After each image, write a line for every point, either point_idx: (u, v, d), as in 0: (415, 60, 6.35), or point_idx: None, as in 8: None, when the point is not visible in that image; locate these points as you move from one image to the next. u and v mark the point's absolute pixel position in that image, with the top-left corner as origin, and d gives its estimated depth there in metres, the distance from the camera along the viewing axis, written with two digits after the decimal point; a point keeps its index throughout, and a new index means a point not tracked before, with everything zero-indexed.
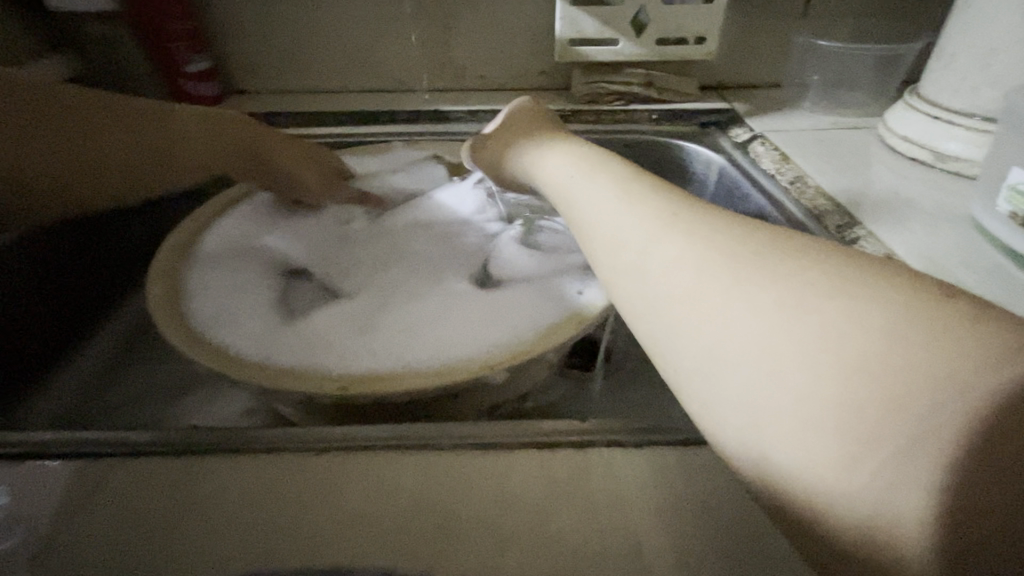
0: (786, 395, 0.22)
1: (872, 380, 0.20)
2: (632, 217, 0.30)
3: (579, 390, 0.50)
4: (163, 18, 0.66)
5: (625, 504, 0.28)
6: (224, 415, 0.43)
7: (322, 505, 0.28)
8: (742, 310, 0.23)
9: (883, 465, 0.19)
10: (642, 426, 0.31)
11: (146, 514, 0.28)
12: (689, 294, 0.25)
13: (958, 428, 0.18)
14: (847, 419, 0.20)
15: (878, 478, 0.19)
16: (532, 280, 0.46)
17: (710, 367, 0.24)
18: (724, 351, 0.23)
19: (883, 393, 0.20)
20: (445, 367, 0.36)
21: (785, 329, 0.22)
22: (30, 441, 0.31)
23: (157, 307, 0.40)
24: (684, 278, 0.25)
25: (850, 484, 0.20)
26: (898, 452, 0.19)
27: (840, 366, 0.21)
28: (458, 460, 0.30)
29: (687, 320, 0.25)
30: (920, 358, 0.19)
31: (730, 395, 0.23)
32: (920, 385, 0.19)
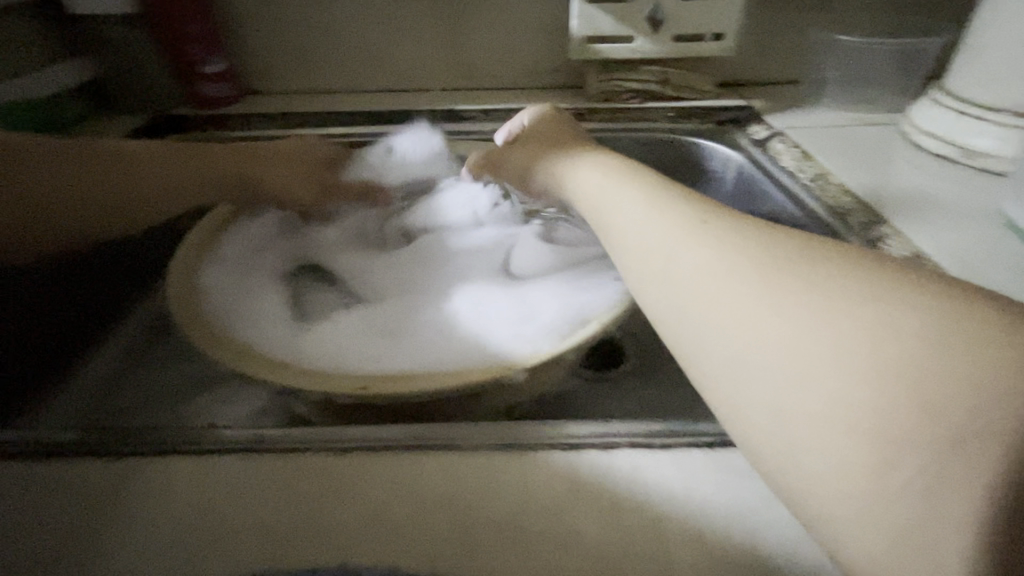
0: (810, 408, 0.21)
1: (899, 394, 0.19)
2: (654, 223, 0.29)
3: (595, 391, 0.49)
4: (179, 20, 0.67)
5: (649, 506, 0.27)
6: (240, 414, 0.43)
7: (344, 505, 0.28)
8: (765, 319, 0.23)
9: (911, 483, 0.19)
10: (664, 427, 0.30)
11: (167, 514, 0.28)
12: (710, 303, 0.25)
13: (990, 447, 0.18)
14: (873, 434, 0.20)
15: (907, 498, 0.19)
16: (551, 282, 0.45)
17: (732, 378, 0.23)
18: (745, 363, 0.23)
19: (911, 407, 0.19)
20: (464, 368, 0.36)
21: (808, 339, 0.22)
22: (53, 439, 0.31)
23: (177, 305, 0.40)
24: (704, 286, 0.25)
25: (878, 503, 0.19)
26: (928, 470, 0.18)
27: (866, 378, 0.20)
28: (480, 462, 0.29)
29: (708, 329, 0.24)
30: (957, 368, 0.19)
31: (753, 407, 0.23)
32: (950, 400, 0.19)
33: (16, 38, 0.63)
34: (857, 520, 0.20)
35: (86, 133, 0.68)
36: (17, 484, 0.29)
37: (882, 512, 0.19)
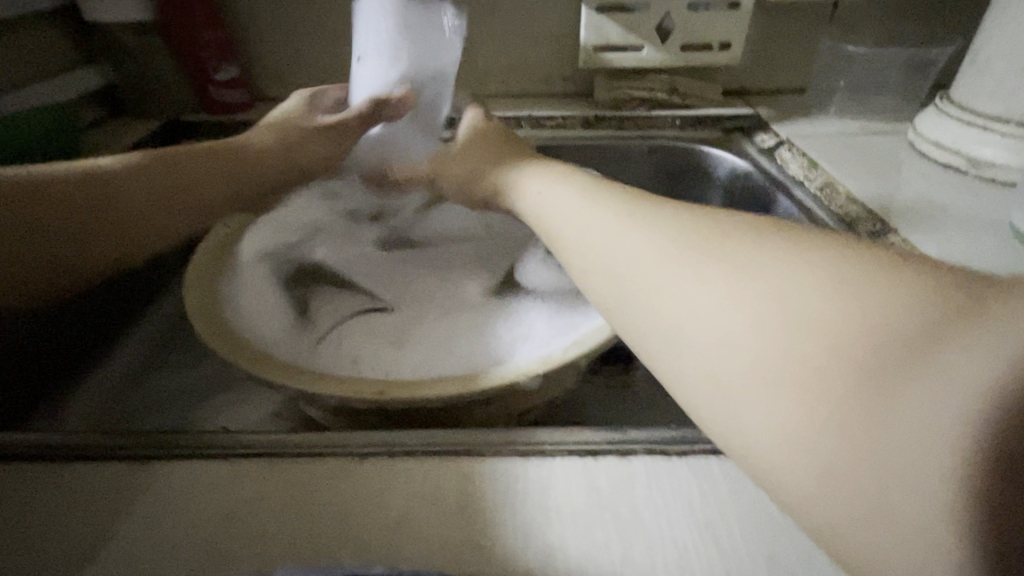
0: (755, 389, 0.21)
1: (830, 364, 0.20)
2: (602, 220, 0.30)
3: (605, 399, 0.50)
4: (195, 28, 0.69)
5: (683, 514, 0.26)
6: (253, 417, 0.44)
7: (363, 509, 0.27)
8: (704, 304, 0.23)
9: (853, 454, 0.18)
10: (681, 434, 0.29)
11: (190, 515, 0.28)
12: (656, 293, 0.25)
13: (926, 406, 0.17)
14: (814, 408, 0.20)
15: (853, 468, 0.18)
16: (562, 289, 0.45)
17: (684, 365, 0.24)
18: (691, 349, 0.23)
19: (844, 376, 0.19)
20: (477, 374, 0.36)
21: (745, 320, 0.22)
22: (78, 441, 0.31)
23: (192, 307, 0.40)
24: (649, 278, 0.26)
25: (829, 478, 0.19)
26: (869, 438, 0.18)
27: (798, 352, 0.20)
28: (498, 465, 0.28)
29: (657, 319, 0.25)
30: (860, 307, 0.20)
31: (707, 393, 0.23)
32: (881, 363, 0.18)
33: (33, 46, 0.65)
34: (814, 499, 0.19)
35: (100, 138, 0.69)
36: (44, 483, 0.30)
37: (835, 488, 0.19)
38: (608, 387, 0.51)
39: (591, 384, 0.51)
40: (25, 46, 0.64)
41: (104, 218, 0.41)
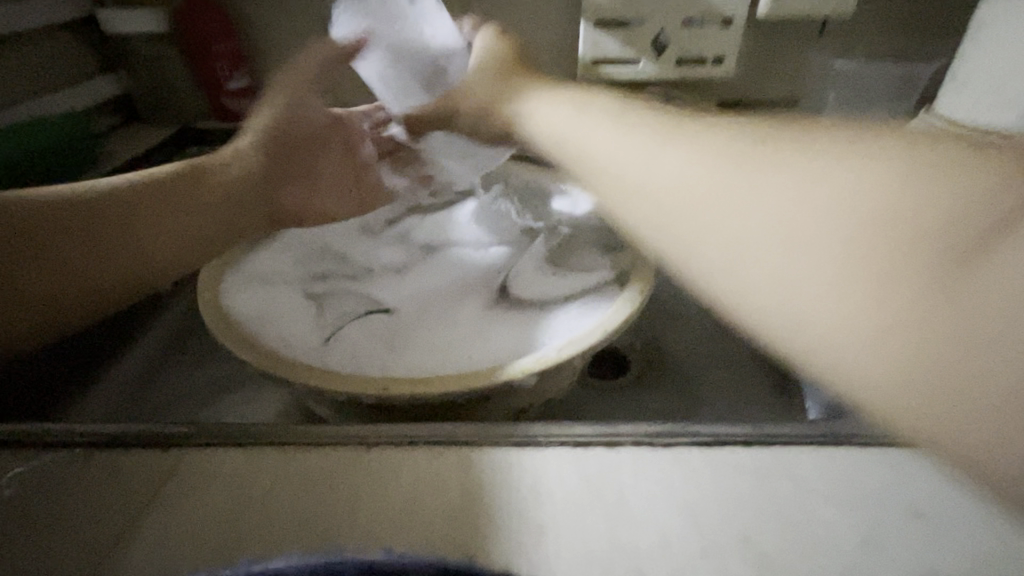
0: (815, 287, 0.20)
1: (893, 253, 0.19)
2: (624, 142, 0.28)
3: (599, 398, 0.52)
4: (208, 39, 0.71)
5: (667, 501, 0.28)
6: (262, 413, 0.46)
7: (371, 494, 0.29)
8: (748, 213, 0.22)
9: (928, 342, 0.18)
10: (665, 428, 0.31)
11: (204, 502, 0.29)
12: (696, 198, 0.24)
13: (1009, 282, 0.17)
14: (884, 302, 0.19)
15: (928, 355, 0.18)
16: (557, 293, 0.48)
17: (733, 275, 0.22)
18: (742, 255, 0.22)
19: (913, 258, 0.18)
20: (476, 372, 0.39)
21: (798, 220, 0.21)
22: (96, 430, 0.32)
23: (209, 312, 0.43)
24: (685, 192, 0.24)
25: (899, 370, 0.18)
26: (941, 316, 0.18)
27: (859, 243, 0.19)
28: (498, 455, 0.30)
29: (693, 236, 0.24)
30: (940, 199, 0.19)
31: (760, 295, 0.21)
32: (944, 248, 0.18)
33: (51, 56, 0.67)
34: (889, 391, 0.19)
35: (113, 144, 0.72)
36: (61, 470, 0.31)
37: (912, 379, 0.18)
38: (601, 389, 0.53)
39: (586, 385, 0.53)
40: (43, 55, 0.67)
41: (101, 246, 0.41)
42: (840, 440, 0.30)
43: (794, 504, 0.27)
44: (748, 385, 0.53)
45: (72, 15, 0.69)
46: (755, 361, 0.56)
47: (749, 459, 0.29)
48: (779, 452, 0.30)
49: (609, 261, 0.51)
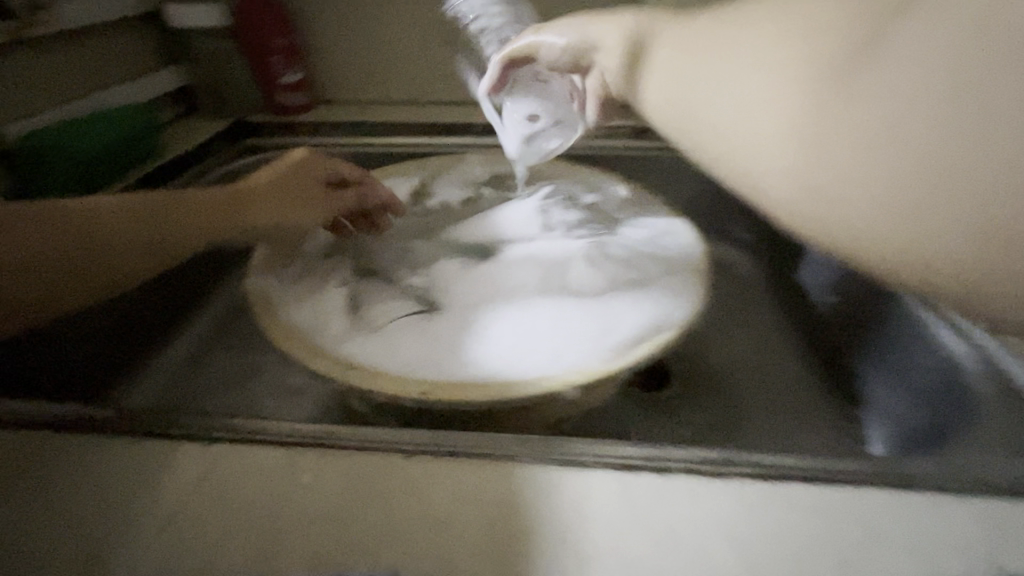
0: (930, 228, 0.19)
1: (933, 103, 0.18)
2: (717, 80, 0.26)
3: (643, 409, 0.50)
4: (266, 35, 0.73)
5: (718, 539, 0.26)
6: (303, 407, 0.46)
7: (407, 506, 0.28)
8: (813, 120, 0.21)
9: (933, 183, 0.19)
10: (721, 455, 0.29)
11: (247, 502, 0.29)
12: (784, 111, 0.22)
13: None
14: (934, 152, 0.18)
15: (955, 210, 0.18)
16: (603, 295, 0.45)
17: (789, 178, 0.23)
18: (796, 157, 0.22)
19: (945, 93, 0.18)
20: (516, 381, 0.37)
21: (882, 130, 0.19)
22: (146, 421, 0.33)
23: (257, 307, 0.43)
24: (758, 117, 0.24)
25: (939, 213, 0.19)
26: (966, 174, 0.18)
27: (934, 74, 0.18)
28: (539, 475, 0.29)
29: (757, 149, 0.24)
30: (881, 158, 0.19)
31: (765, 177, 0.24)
32: (969, 92, 0.17)
33: (118, 50, 0.70)
34: (938, 237, 0.19)
35: (173, 135, 0.74)
36: (112, 459, 0.31)
37: (950, 217, 0.19)
38: (644, 401, 0.51)
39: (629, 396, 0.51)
40: (113, 49, 0.70)
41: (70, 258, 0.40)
42: (910, 483, 0.28)
43: (858, 556, 0.25)
44: (804, 408, 0.50)
45: (141, 10, 0.71)
46: (811, 382, 0.52)
47: (813, 495, 0.27)
48: (844, 493, 0.27)
49: (658, 265, 0.47)
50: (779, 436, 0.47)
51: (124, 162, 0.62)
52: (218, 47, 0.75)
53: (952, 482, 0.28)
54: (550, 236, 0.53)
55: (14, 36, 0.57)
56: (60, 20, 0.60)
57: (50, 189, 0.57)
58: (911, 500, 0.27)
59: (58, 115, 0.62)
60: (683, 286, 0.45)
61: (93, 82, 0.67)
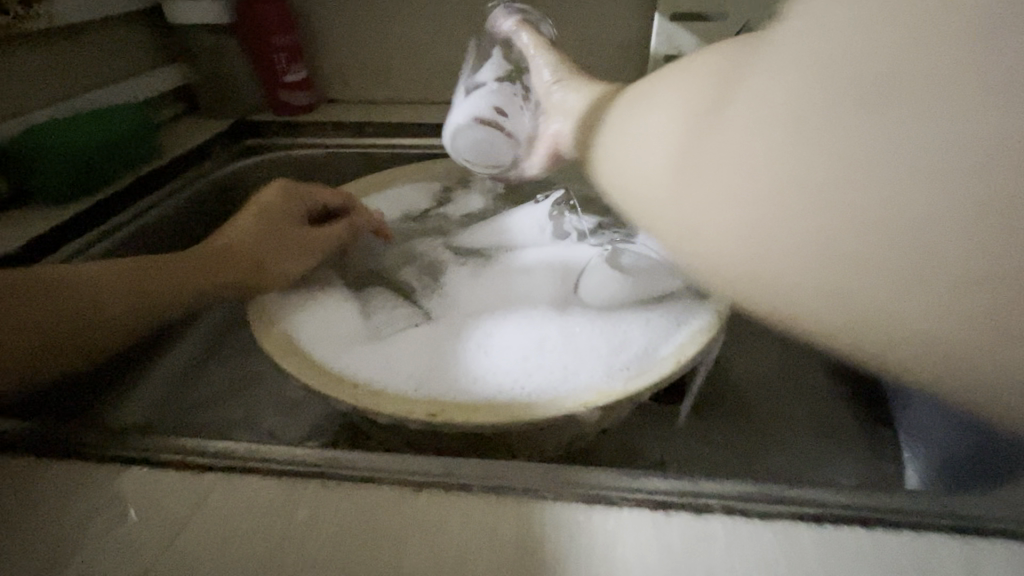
0: (923, 309, 0.14)
1: (768, 126, 0.15)
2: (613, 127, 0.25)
3: (662, 429, 0.47)
4: (269, 32, 0.71)
5: None
6: (303, 424, 0.44)
7: (418, 546, 0.25)
8: (664, 152, 0.19)
9: (784, 221, 0.15)
10: (761, 491, 0.26)
11: (241, 540, 0.26)
12: (644, 145, 0.20)
13: (933, 132, 0.13)
14: (782, 180, 0.15)
15: (948, 293, 0.13)
16: (620, 306, 0.42)
17: (645, 219, 0.20)
18: (647, 195, 0.20)
19: (781, 113, 0.15)
20: (530, 401, 0.35)
21: (850, 166, 0.14)
22: (135, 446, 0.30)
23: (256, 318, 0.41)
24: (624, 152, 0.22)
25: (803, 259, 0.15)
26: (919, 209, 0.13)
27: (770, 93, 0.15)
28: (562, 513, 0.26)
29: (620, 186, 0.21)
30: (847, 213, 0.14)
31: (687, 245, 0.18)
32: (814, 107, 0.14)
33: (116, 48, 0.68)
34: (924, 327, 0.14)
35: (172, 135, 0.72)
36: (96, 489, 0.29)
37: (817, 265, 0.15)
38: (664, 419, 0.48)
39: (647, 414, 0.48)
40: (112, 46, 0.68)
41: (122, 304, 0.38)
42: (973, 527, 0.25)
43: None
44: (834, 428, 0.47)
45: (141, 6, 0.69)
46: (841, 400, 0.49)
47: (867, 540, 0.25)
48: (900, 538, 0.25)
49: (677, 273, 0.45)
50: (807, 460, 0.44)
51: (122, 163, 0.60)
52: (220, 45, 0.72)
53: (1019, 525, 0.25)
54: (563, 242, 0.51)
55: (8, 31, 0.54)
56: (56, 15, 0.58)
57: (44, 191, 0.55)
58: (976, 547, 0.24)
59: (53, 114, 0.60)
60: (706, 298, 0.42)
61: (91, 81, 0.65)
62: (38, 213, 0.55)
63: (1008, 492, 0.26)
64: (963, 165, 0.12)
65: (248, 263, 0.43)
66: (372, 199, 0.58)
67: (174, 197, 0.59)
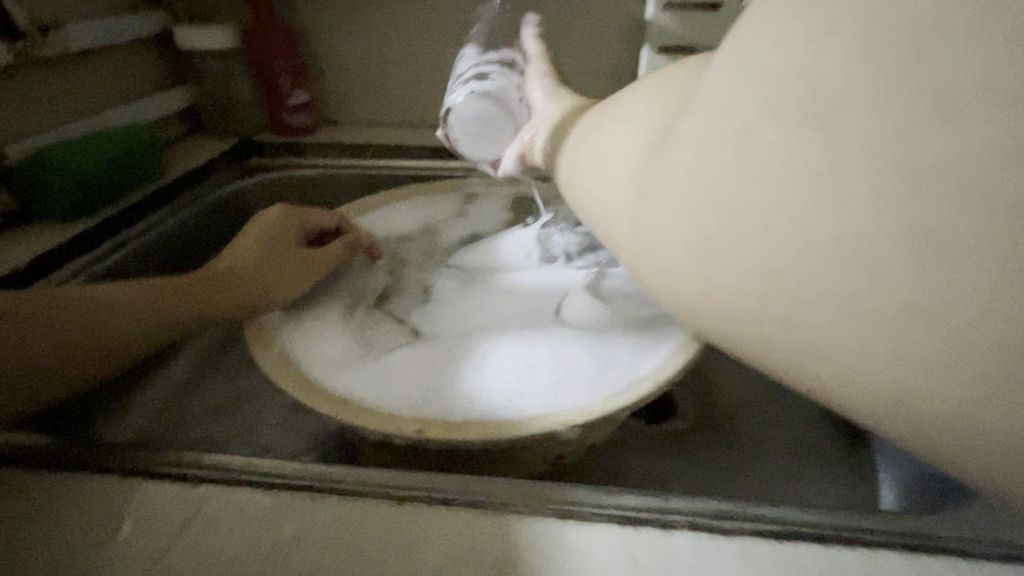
0: (857, 317, 0.20)
1: (808, 187, 0.20)
2: (641, 148, 0.28)
3: (646, 448, 0.48)
4: (273, 57, 0.74)
5: None
6: (296, 438, 0.45)
7: (401, 558, 0.26)
8: (711, 189, 0.23)
9: (816, 260, 0.20)
10: (726, 508, 0.28)
11: (233, 550, 0.27)
12: (683, 172, 0.24)
13: (930, 212, 0.18)
14: (815, 230, 0.20)
15: (873, 307, 0.20)
16: (605, 327, 0.44)
17: (690, 242, 0.24)
18: (696, 223, 0.24)
19: (822, 177, 0.20)
20: (512, 419, 0.36)
21: (799, 213, 0.20)
22: (136, 458, 0.32)
23: (254, 337, 0.43)
24: (665, 181, 0.25)
25: (818, 294, 0.21)
26: (855, 252, 0.19)
27: (815, 159, 0.20)
28: (538, 527, 0.27)
29: (661, 211, 0.25)
30: (800, 247, 0.21)
31: (687, 264, 0.25)
32: (846, 178, 0.19)
33: (126, 71, 0.71)
34: (860, 334, 0.20)
35: (177, 154, 0.74)
36: (97, 500, 0.30)
37: (830, 299, 0.20)
38: (647, 436, 0.49)
39: (631, 432, 0.50)
40: (122, 69, 0.70)
41: (129, 323, 0.40)
42: (926, 543, 0.26)
43: None
44: (811, 448, 0.48)
45: (152, 30, 0.72)
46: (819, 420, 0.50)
47: (823, 557, 0.26)
48: (854, 554, 0.26)
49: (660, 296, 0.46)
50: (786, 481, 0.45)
51: (127, 182, 0.62)
52: (225, 68, 0.75)
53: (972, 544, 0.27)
54: (554, 265, 0.52)
55: (24, 56, 0.57)
56: (70, 41, 0.61)
57: (51, 209, 0.56)
58: (926, 562, 0.26)
59: (63, 133, 0.62)
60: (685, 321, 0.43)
61: (100, 101, 0.68)
62: (44, 229, 0.56)
63: (963, 514, 0.28)
64: (948, 239, 0.18)
65: (247, 283, 0.44)
66: (368, 219, 0.60)
67: (177, 215, 0.61)
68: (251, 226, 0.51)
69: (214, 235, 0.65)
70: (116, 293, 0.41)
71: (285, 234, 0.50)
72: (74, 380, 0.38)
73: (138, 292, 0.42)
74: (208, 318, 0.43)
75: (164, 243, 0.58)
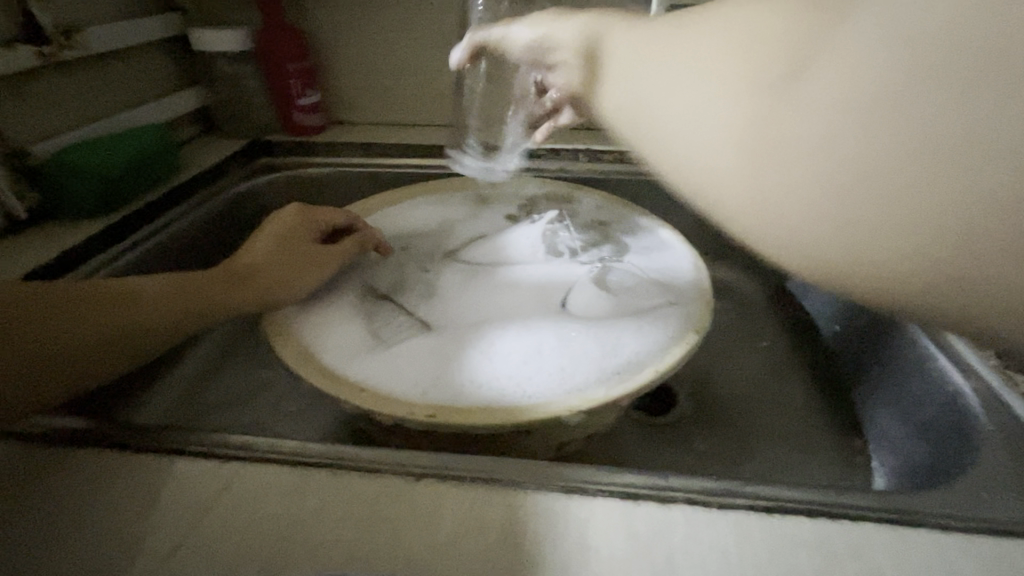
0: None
1: (935, 140, 0.15)
2: (675, 88, 0.21)
3: (646, 435, 0.50)
4: (286, 59, 0.76)
5: (716, 566, 0.27)
6: (312, 425, 0.47)
7: (415, 527, 0.29)
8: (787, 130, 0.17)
9: (922, 225, 0.15)
10: (720, 486, 0.30)
11: (261, 521, 0.29)
12: (770, 128, 0.18)
13: None
14: (960, 196, 0.15)
15: None
16: (609, 318, 0.45)
17: (746, 188, 0.19)
18: (758, 171, 0.18)
19: (955, 131, 0.14)
20: (519, 405, 0.38)
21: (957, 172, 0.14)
22: (167, 438, 0.34)
23: (273, 329, 0.45)
24: (712, 113, 0.19)
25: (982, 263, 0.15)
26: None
27: (952, 106, 0.14)
28: (543, 500, 0.29)
29: (704, 151, 0.20)
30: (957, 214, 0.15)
31: (782, 233, 0.19)
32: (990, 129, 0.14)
33: (143, 73, 0.73)
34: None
35: (192, 153, 0.76)
36: (133, 476, 0.32)
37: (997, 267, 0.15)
38: (647, 424, 0.51)
39: (633, 421, 0.51)
40: (139, 70, 0.72)
41: (154, 314, 0.41)
42: (905, 516, 0.28)
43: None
44: (807, 436, 0.50)
45: (168, 33, 0.74)
46: (815, 411, 0.52)
47: (811, 530, 0.28)
48: (841, 527, 0.28)
49: (662, 290, 0.48)
50: (783, 467, 0.47)
51: (146, 180, 0.64)
52: (239, 70, 0.77)
53: (951, 519, 0.28)
54: (559, 260, 0.54)
55: (49, 59, 0.59)
56: (92, 44, 0.63)
57: (75, 206, 0.59)
58: (906, 536, 0.28)
59: (85, 133, 0.64)
60: (685, 311, 0.46)
61: (119, 102, 0.70)
62: (69, 226, 0.59)
63: (944, 492, 0.30)
64: None
65: (267, 275, 0.47)
66: (378, 216, 0.62)
67: (194, 213, 0.63)
68: (267, 224, 0.53)
69: (229, 231, 0.67)
70: (146, 288, 0.42)
71: (300, 231, 0.52)
72: (102, 369, 0.39)
73: (161, 286, 0.43)
74: (233, 308, 0.45)
75: (182, 239, 0.60)
